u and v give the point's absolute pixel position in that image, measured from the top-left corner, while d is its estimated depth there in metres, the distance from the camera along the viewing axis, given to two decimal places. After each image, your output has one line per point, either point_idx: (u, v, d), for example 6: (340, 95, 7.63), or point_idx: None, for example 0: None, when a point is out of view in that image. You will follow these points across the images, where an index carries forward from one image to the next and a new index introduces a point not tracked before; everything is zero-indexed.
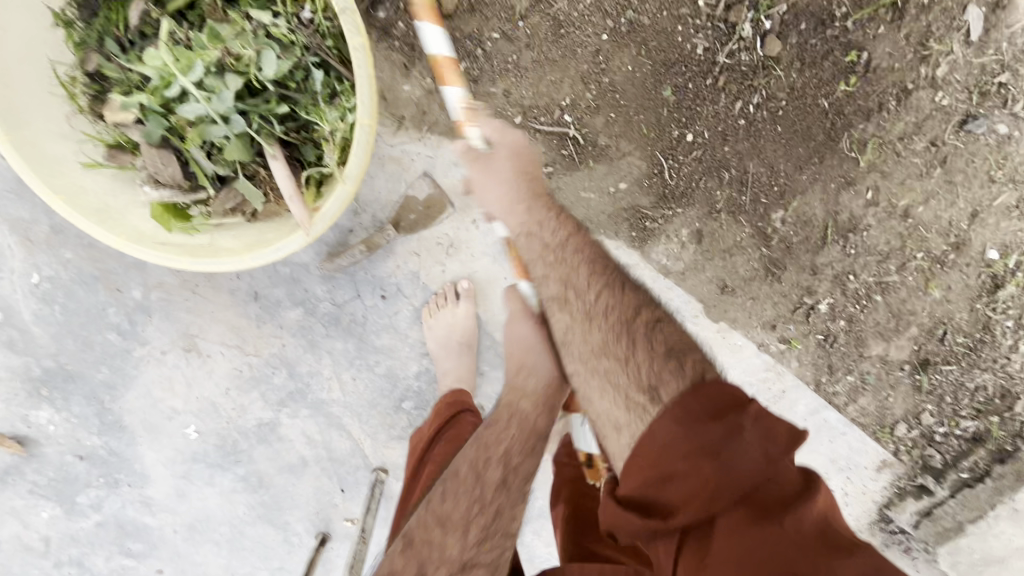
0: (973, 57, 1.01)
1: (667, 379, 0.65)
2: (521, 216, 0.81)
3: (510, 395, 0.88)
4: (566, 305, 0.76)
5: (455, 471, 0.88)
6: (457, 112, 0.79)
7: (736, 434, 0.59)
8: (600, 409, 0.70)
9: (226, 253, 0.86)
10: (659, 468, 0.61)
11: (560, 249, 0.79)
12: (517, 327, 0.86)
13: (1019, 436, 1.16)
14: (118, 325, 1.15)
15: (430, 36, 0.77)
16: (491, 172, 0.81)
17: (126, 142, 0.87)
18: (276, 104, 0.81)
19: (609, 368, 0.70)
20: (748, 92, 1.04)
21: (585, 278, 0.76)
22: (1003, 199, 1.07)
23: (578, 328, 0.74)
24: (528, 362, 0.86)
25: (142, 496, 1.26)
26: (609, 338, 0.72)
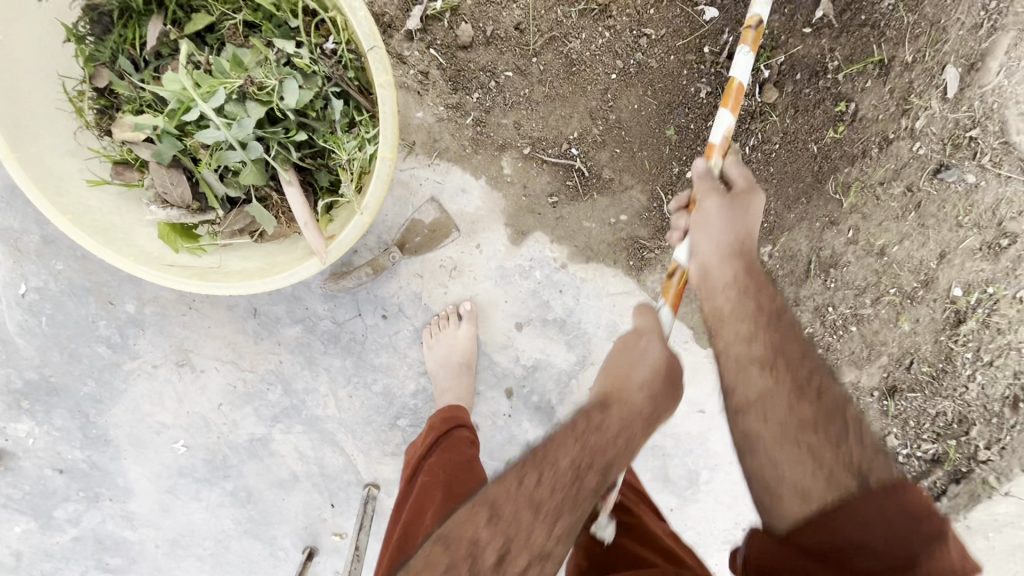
0: (948, 112, 1.09)
1: (874, 467, 0.61)
2: (733, 270, 0.76)
3: (621, 403, 0.76)
4: (769, 369, 0.69)
5: (551, 462, 0.71)
6: (719, 135, 0.85)
7: (941, 542, 0.54)
8: (788, 480, 0.62)
9: (235, 277, 0.86)
10: (846, 531, 0.57)
11: (767, 313, 0.73)
12: (646, 345, 0.82)
13: (973, 459, 1.24)
14: (108, 338, 1.13)
15: (740, 59, 0.86)
16: (720, 219, 0.78)
17: (133, 159, 0.84)
18: (295, 132, 0.81)
19: (812, 442, 0.64)
20: (745, 134, 1.12)
21: (795, 350, 0.71)
22: (969, 242, 1.15)
23: (780, 396, 0.67)
24: (637, 373, 0.79)
25: (123, 511, 1.23)
26: (819, 415, 0.65)
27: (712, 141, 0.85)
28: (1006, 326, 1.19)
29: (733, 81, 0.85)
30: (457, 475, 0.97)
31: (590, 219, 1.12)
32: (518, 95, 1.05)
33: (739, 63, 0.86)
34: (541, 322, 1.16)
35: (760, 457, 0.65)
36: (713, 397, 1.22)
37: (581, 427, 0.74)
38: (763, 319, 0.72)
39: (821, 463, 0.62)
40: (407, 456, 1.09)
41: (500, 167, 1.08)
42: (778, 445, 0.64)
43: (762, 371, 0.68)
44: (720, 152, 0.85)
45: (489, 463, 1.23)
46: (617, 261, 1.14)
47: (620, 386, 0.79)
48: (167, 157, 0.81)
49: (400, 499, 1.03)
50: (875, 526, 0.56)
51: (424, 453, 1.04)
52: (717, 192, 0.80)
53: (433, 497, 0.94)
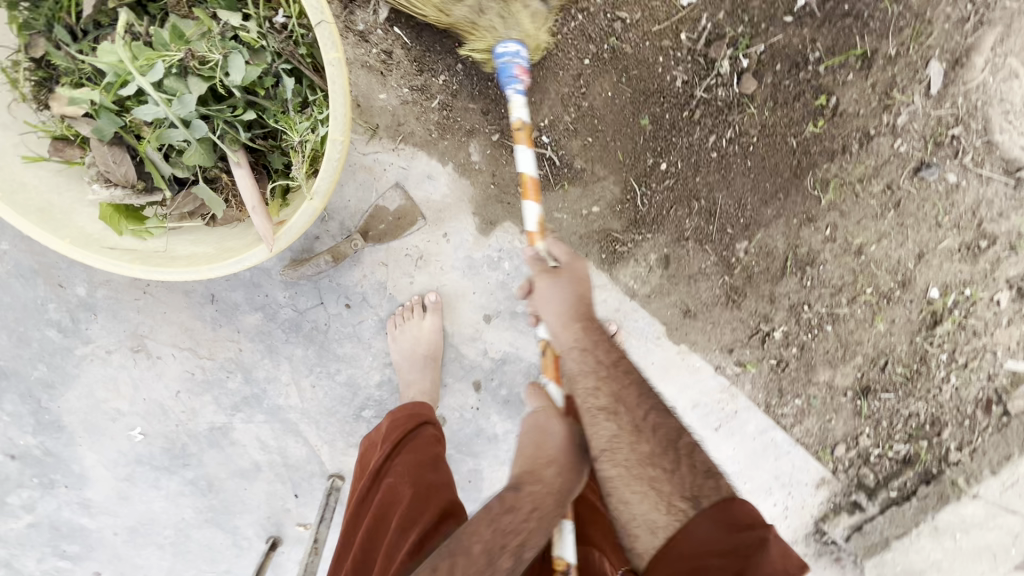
0: (931, 109, 1.06)
1: (703, 490, 0.70)
2: (573, 336, 0.78)
3: (532, 481, 0.78)
4: (616, 416, 0.75)
5: (466, 547, 0.73)
6: (532, 224, 0.88)
7: (765, 546, 0.65)
8: (638, 516, 0.71)
9: (183, 261, 0.82)
10: (692, 558, 0.66)
11: (608, 367, 0.78)
12: (549, 425, 0.81)
13: (944, 460, 1.23)
14: (59, 322, 1.09)
15: (523, 157, 0.89)
16: (554, 294, 0.80)
17: (74, 135, 0.80)
18: (243, 111, 0.77)
19: (654, 477, 0.72)
20: (721, 126, 1.06)
21: (634, 394, 0.77)
22: (947, 243, 1.13)
23: (625, 439, 0.74)
24: (545, 451, 0.79)
25: (80, 498, 1.20)
26: (657, 450, 0.73)
27: (530, 228, 0.88)
28: (981, 328, 1.18)
29: (524, 177, 0.88)
30: (423, 474, 0.94)
31: (560, 210, 1.09)
32: (486, 78, 1.02)
33: (523, 161, 0.89)
34: (510, 315, 1.13)
35: (616, 498, 0.73)
36: (683, 394, 1.22)
37: (495, 509, 0.76)
38: (604, 372, 0.77)
39: (661, 495, 0.71)
40: (367, 453, 1.04)
41: (468, 154, 1.06)
42: (625, 486, 0.73)
43: (609, 420, 0.75)
44: (541, 237, 0.88)
45: (456, 456, 1.20)
46: (589, 254, 1.12)
47: (534, 464, 0.79)
48: (107, 134, 0.76)
49: (360, 500, 0.97)
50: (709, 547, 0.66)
51: (387, 451, 0.99)
52: (546, 270, 0.81)
53: (401, 505, 0.90)
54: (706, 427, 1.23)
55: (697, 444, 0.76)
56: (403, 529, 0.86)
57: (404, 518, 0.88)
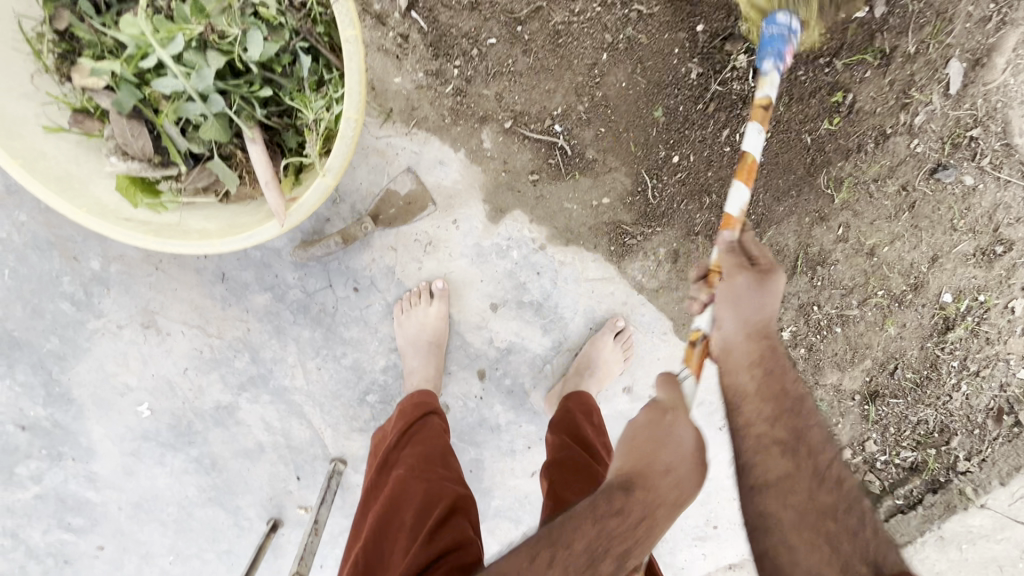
0: (950, 109, 1.05)
1: (885, 557, 0.61)
2: (755, 351, 0.73)
3: (646, 487, 0.67)
4: (794, 455, 0.69)
5: (569, 542, 0.66)
6: (735, 208, 0.79)
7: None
8: (802, 565, 0.62)
9: (197, 235, 0.83)
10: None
11: (788, 397, 0.72)
12: (677, 425, 0.71)
13: (952, 469, 1.21)
14: (72, 295, 1.11)
15: (751, 137, 0.81)
16: (749, 296, 0.74)
17: (94, 108, 0.82)
18: (259, 87, 0.78)
19: (832, 531, 0.64)
20: (736, 121, 1.04)
21: (816, 436, 0.70)
22: (962, 247, 1.12)
23: (801, 481, 0.67)
24: (666, 455, 0.69)
25: (87, 471, 1.22)
26: (837, 504, 0.66)
27: (729, 212, 0.80)
28: (994, 336, 1.16)
29: (747, 157, 0.80)
30: (432, 469, 0.94)
31: (571, 200, 1.09)
32: (502, 66, 1.02)
33: (751, 141, 0.81)
34: (516, 304, 1.13)
35: (774, 537, 0.65)
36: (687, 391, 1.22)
37: (602, 506, 0.67)
38: (786, 406, 0.71)
39: (839, 554, 0.62)
40: (377, 446, 1.05)
41: (480, 141, 1.06)
42: (796, 533, 0.64)
43: (784, 455, 0.68)
44: (739, 224, 0.80)
45: (458, 445, 1.20)
46: (598, 246, 1.11)
47: (648, 466, 0.69)
48: (126, 107, 0.77)
49: (367, 492, 0.98)
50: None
51: (394, 442, 1.00)
52: (744, 268, 0.75)
53: (411, 500, 0.90)
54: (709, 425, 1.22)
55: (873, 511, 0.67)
56: (416, 527, 0.86)
57: (417, 512, 0.88)
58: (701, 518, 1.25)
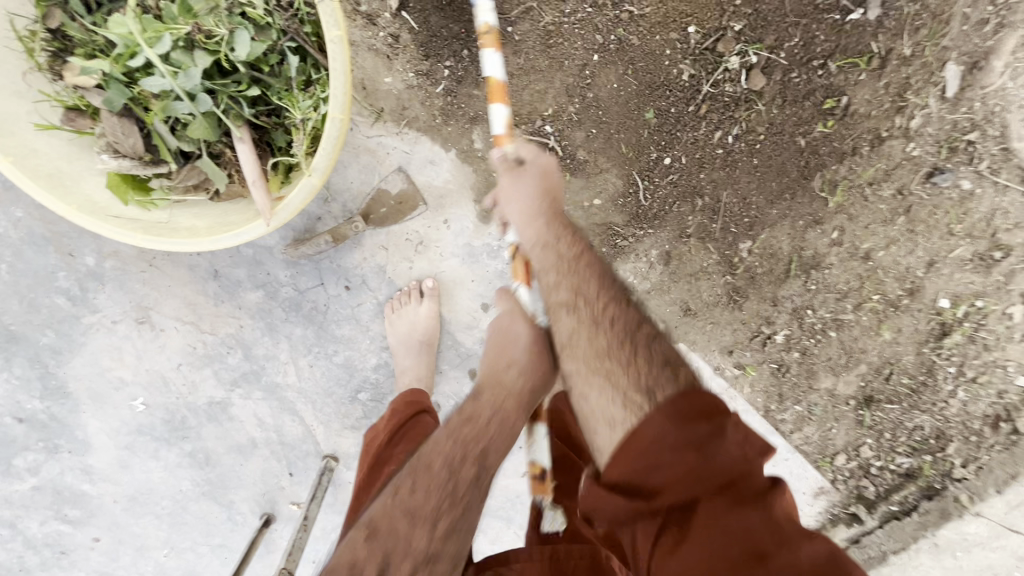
0: (947, 113, 1.03)
1: (659, 381, 0.60)
2: (535, 230, 0.73)
3: (491, 388, 0.76)
4: (575, 311, 0.67)
5: (428, 465, 0.73)
6: (499, 126, 0.80)
7: (721, 433, 0.54)
8: (597, 415, 0.61)
9: (186, 233, 0.84)
10: (641, 454, 0.55)
11: (568, 258, 0.71)
12: (512, 326, 0.77)
13: (948, 475, 1.20)
14: (68, 290, 1.13)
15: (489, 60, 0.80)
16: (519, 186, 0.76)
17: (86, 106, 0.83)
18: (247, 87, 0.79)
19: (611, 370, 0.62)
20: (728, 122, 1.05)
21: (595, 286, 0.69)
22: (959, 252, 1.10)
23: (583, 333, 0.66)
24: (507, 355, 0.76)
25: (82, 464, 1.23)
26: (617, 343, 0.64)
27: (496, 133, 0.80)
28: (992, 342, 1.15)
29: (490, 80, 0.79)
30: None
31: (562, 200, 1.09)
32: None
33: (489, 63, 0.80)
34: None
35: (576, 397, 0.65)
36: None
37: (455, 422, 0.76)
38: (565, 266, 0.70)
39: (619, 391, 0.60)
40: (368, 443, 1.04)
41: (471, 141, 1.06)
42: (586, 387, 0.63)
43: (569, 314, 0.67)
44: (509, 140, 0.80)
45: None
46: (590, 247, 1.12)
47: (494, 374, 0.76)
48: (116, 106, 0.78)
49: (360, 490, 0.96)
50: (657, 440, 0.55)
51: (387, 440, 0.99)
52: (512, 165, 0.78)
53: None
54: None
55: (661, 336, 0.66)
56: None
57: None
58: None
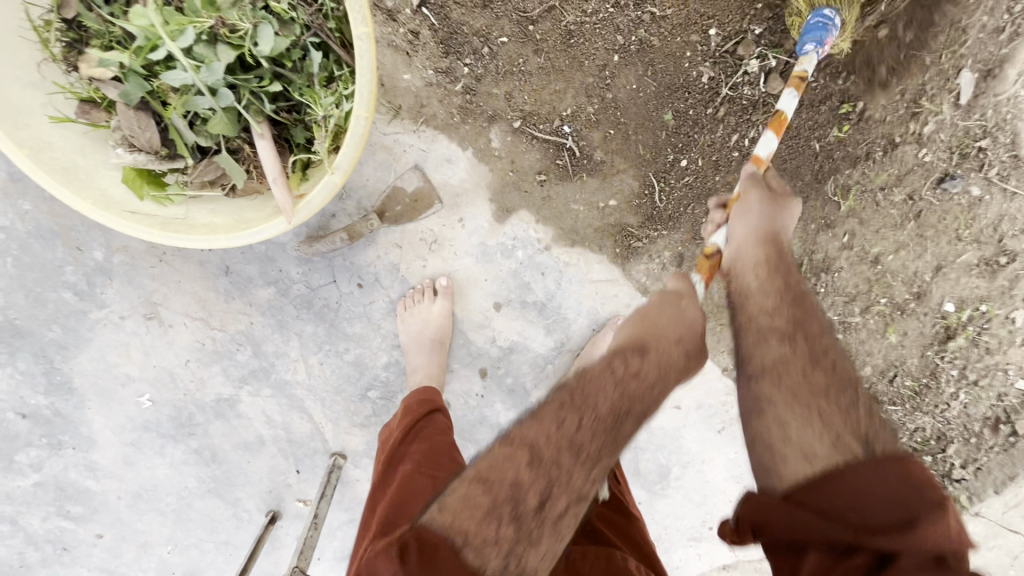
0: (959, 120, 1.04)
1: (878, 437, 0.62)
2: (761, 253, 0.76)
3: (657, 349, 0.73)
4: (791, 342, 0.70)
5: (593, 403, 0.68)
6: (765, 146, 0.82)
7: (943, 507, 0.54)
8: (793, 440, 0.63)
9: (202, 229, 0.83)
10: (845, 492, 0.57)
11: (793, 296, 0.74)
12: (686, 307, 0.77)
13: (947, 476, 1.23)
14: (75, 285, 1.11)
15: (786, 102, 0.84)
16: (756, 206, 0.79)
17: (100, 98, 0.81)
18: (269, 82, 0.78)
19: (823, 408, 0.65)
20: (745, 126, 1.04)
21: (816, 328, 0.71)
22: (967, 257, 1.11)
23: (795, 365, 0.68)
24: (669, 326, 0.75)
25: (87, 460, 1.22)
26: (832, 385, 0.66)
27: (757, 154, 0.83)
28: (994, 346, 1.16)
29: (780, 114, 0.82)
30: (439, 466, 0.93)
31: (578, 201, 1.09)
32: (513, 64, 1.02)
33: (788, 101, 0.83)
34: (520, 304, 1.13)
35: (770, 415, 0.66)
36: (691, 393, 1.21)
37: (623, 370, 0.70)
38: (788, 300, 0.73)
39: (829, 426, 0.63)
40: (382, 440, 1.05)
41: (488, 140, 1.05)
42: (789, 413, 0.65)
43: (781, 341, 0.70)
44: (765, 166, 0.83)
45: (459, 442, 1.22)
46: (603, 248, 1.11)
47: (660, 331, 0.75)
48: (134, 99, 0.77)
49: (373, 489, 0.97)
50: (868, 481, 0.57)
51: (401, 438, 1.00)
52: (758, 186, 0.81)
53: (420, 493, 0.87)
54: (709, 428, 1.22)
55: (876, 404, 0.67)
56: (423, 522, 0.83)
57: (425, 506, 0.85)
58: (698, 519, 1.26)
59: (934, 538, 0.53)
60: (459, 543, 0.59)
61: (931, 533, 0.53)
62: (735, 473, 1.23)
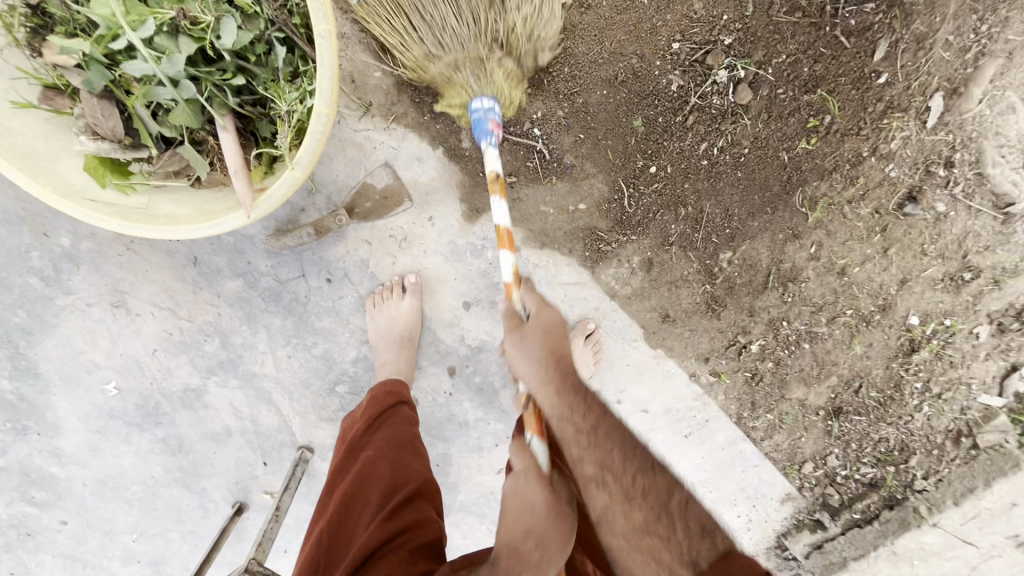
0: (925, 136, 1.06)
1: (698, 549, 0.68)
2: (548, 399, 0.76)
3: (509, 561, 0.75)
4: (605, 485, 0.71)
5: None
6: (507, 272, 0.90)
7: None
8: None
9: (164, 219, 0.83)
10: None
11: (591, 431, 0.74)
12: (527, 491, 0.79)
13: (909, 487, 1.24)
14: (41, 271, 1.10)
15: (497, 209, 0.90)
16: (525, 351, 0.81)
17: (65, 85, 0.81)
18: (232, 75, 0.78)
19: (652, 545, 0.67)
20: (714, 134, 1.07)
21: (620, 457, 0.73)
22: (931, 272, 1.13)
23: (618, 513, 0.70)
24: (525, 521, 0.77)
25: (52, 446, 1.22)
26: (650, 514, 0.70)
27: (506, 279, 0.91)
28: (958, 360, 1.17)
29: (499, 229, 0.90)
30: (401, 455, 0.95)
31: (548, 204, 1.11)
32: None
33: (505, 263, 0.90)
34: (489, 304, 1.14)
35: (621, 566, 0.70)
36: (657, 397, 1.25)
37: None
38: (588, 442, 0.73)
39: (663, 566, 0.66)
40: (345, 429, 1.05)
41: (459, 140, 1.06)
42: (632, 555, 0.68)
43: (599, 490, 0.71)
44: (516, 286, 0.91)
45: (426, 439, 1.22)
46: (573, 251, 1.13)
47: (514, 539, 0.76)
48: (96, 87, 0.77)
49: (332, 475, 0.97)
50: None
51: (364, 427, 1.00)
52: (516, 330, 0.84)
53: (378, 482, 0.90)
54: (676, 432, 1.27)
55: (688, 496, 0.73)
56: (378, 508, 0.87)
57: (382, 494, 0.89)
58: None
59: None
60: None
61: None
62: (698, 476, 1.31)
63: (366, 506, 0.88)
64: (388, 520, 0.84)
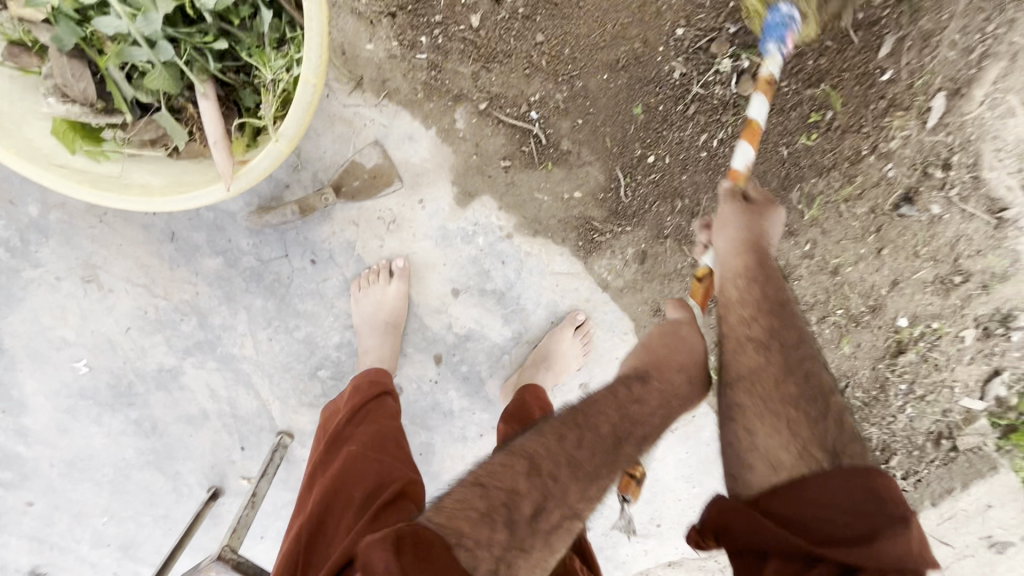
0: (925, 136, 1.04)
1: (846, 449, 0.65)
2: (741, 261, 0.76)
3: (662, 377, 0.78)
4: (766, 350, 0.72)
5: (594, 424, 0.74)
6: (740, 164, 0.81)
7: (906, 523, 0.58)
8: (761, 451, 0.67)
9: (137, 190, 0.79)
10: (812, 502, 0.61)
11: (772, 304, 0.75)
12: (687, 333, 0.79)
13: (887, 485, 1.26)
14: (7, 241, 1.05)
15: (756, 104, 0.82)
16: (736, 220, 0.78)
17: (32, 42, 0.76)
18: (214, 39, 0.73)
19: (794, 420, 0.68)
20: (715, 125, 1.01)
21: (793, 336, 0.73)
22: (922, 274, 1.13)
23: (768, 376, 0.71)
24: (678, 356, 0.78)
25: (18, 425, 1.17)
26: (804, 393, 0.70)
27: (735, 167, 0.81)
28: (942, 363, 1.18)
29: (753, 122, 0.81)
30: (387, 451, 0.92)
31: (542, 190, 1.06)
32: (481, 42, 0.98)
33: (756, 107, 0.82)
34: (478, 292, 1.11)
35: (739, 427, 0.70)
36: None
37: (623, 396, 0.77)
38: (766, 309, 0.73)
39: (799, 439, 0.66)
40: (328, 418, 1.01)
41: (453, 120, 1.02)
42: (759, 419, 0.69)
43: (758, 351, 0.72)
44: (744, 179, 0.81)
45: (410, 427, 1.20)
46: (566, 240, 1.09)
47: (663, 365, 0.79)
48: (66, 44, 0.72)
49: (313, 469, 0.94)
50: (841, 495, 0.60)
51: (347, 419, 0.96)
52: (735, 200, 0.79)
53: (362, 478, 0.87)
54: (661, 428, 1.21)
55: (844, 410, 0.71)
56: (362, 506, 0.83)
57: (365, 492, 0.85)
58: (647, 516, 1.27)
59: (896, 549, 0.56)
60: (450, 542, 0.61)
61: (889, 548, 0.56)
62: (686, 473, 1.24)
63: (349, 503, 0.85)
64: (371, 522, 0.79)
